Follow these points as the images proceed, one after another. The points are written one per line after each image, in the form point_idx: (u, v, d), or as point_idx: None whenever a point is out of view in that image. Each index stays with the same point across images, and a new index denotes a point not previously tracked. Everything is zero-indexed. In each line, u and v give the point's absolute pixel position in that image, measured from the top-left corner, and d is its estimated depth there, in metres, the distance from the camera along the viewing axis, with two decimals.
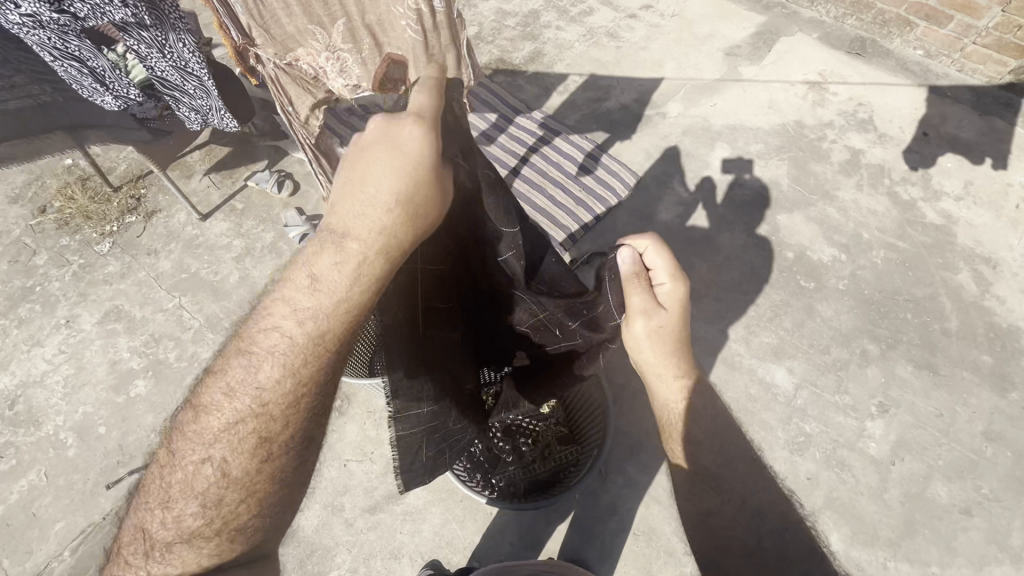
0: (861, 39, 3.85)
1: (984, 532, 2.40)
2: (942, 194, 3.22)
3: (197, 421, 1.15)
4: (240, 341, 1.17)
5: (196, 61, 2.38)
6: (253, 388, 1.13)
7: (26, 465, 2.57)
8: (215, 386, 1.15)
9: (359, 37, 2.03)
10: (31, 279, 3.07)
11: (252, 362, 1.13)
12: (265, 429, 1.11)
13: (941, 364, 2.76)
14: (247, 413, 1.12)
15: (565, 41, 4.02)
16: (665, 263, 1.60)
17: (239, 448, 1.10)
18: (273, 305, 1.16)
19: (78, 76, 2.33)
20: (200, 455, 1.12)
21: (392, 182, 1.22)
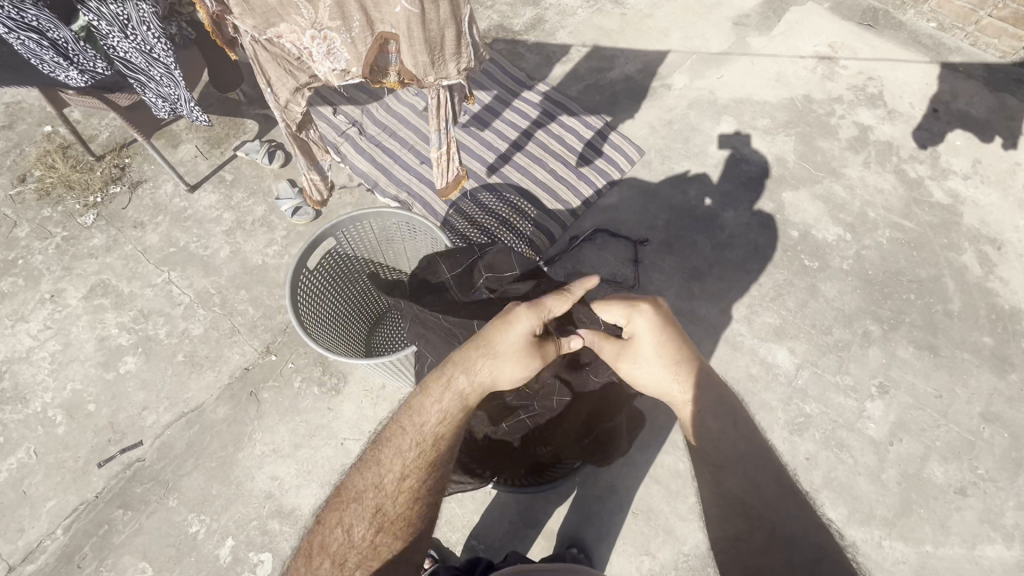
0: (873, 9, 3.72)
1: (978, 512, 2.43)
2: (950, 173, 3.15)
3: (366, 482, 1.43)
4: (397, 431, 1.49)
5: (161, 42, 2.22)
6: (400, 474, 1.43)
7: (14, 442, 2.52)
8: (384, 458, 1.45)
9: (349, 13, 1.83)
10: (12, 252, 2.95)
11: (406, 450, 1.45)
12: (411, 504, 1.40)
13: (942, 345, 2.74)
14: (397, 494, 1.41)
15: (567, 7, 3.85)
16: (616, 310, 1.63)
17: (393, 524, 1.38)
18: (417, 413, 1.51)
19: (36, 50, 2.11)
20: (365, 510, 1.39)
21: (507, 359, 1.57)
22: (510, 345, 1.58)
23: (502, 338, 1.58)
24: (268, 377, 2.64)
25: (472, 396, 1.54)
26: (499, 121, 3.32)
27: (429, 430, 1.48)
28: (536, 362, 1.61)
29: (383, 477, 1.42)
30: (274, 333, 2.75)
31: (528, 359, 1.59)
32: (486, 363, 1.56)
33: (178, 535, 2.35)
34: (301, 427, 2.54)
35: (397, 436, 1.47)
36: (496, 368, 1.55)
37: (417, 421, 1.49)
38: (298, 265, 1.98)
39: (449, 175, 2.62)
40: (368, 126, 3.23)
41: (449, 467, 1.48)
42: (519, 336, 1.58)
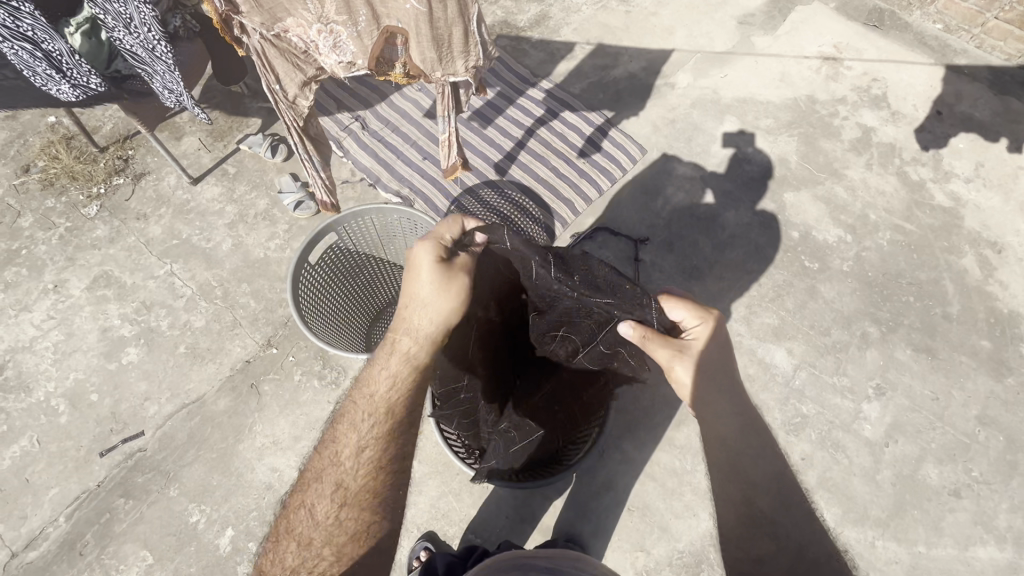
0: (879, 10, 3.70)
1: (972, 514, 2.44)
2: (952, 176, 3.15)
3: (328, 458, 1.52)
4: (351, 405, 1.58)
5: (161, 43, 2.18)
6: (359, 445, 1.50)
7: (17, 431, 2.54)
8: (343, 434, 1.54)
9: (356, 9, 1.84)
10: (16, 242, 2.97)
11: (360, 419, 1.54)
12: (374, 464, 1.48)
13: (940, 348, 2.75)
14: (355, 462, 1.48)
15: (572, 4, 3.84)
16: (688, 311, 1.72)
17: (357, 495, 1.44)
18: (369, 382, 1.59)
19: (30, 62, 2.18)
20: (331, 482, 1.47)
21: (432, 302, 1.64)
22: (434, 291, 1.64)
23: (419, 287, 1.65)
24: (268, 370, 2.66)
25: (413, 350, 1.61)
26: (502, 117, 3.32)
27: (379, 397, 1.55)
28: (459, 288, 1.65)
29: (340, 452, 1.51)
30: (276, 326, 2.76)
31: (455, 299, 1.65)
32: (418, 314, 1.64)
33: (178, 524, 2.38)
34: (301, 419, 2.56)
35: (347, 414, 1.57)
36: (425, 319, 1.62)
37: (366, 392, 1.57)
38: (299, 259, 1.99)
39: (451, 158, 2.64)
40: (371, 121, 3.23)
41: (406, 424, 1.54)
42: (436, 278, 1.64)
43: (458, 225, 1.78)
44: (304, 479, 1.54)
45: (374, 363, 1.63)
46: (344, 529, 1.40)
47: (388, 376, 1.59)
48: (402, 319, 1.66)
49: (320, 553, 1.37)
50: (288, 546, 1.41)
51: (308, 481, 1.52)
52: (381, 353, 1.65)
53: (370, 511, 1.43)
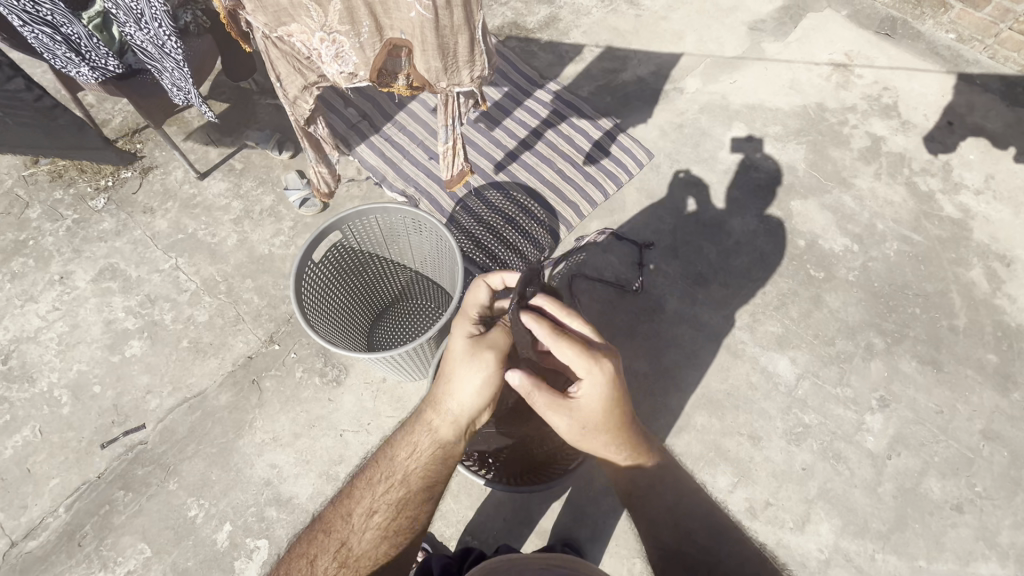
0: (892, 18, 3.68)
1: (974, 529, 2.42)
2: (962, 187, 3.12)
3: (341, 517, 1.54)
4: (377, 467, 1.60)
5: (172, 39, 2.17)
6: (370, 510, 1.53)
7: (20, 421, 2.56)
8: (360, 494, 1.55)
9: (359, 19, 1.83)
10: (24, 232, 2.99)
11: (381, 486, 1.56)
12: (385, 534, 1.50)
13: (946, 360, 2.73)
14: (364, 527, 1.51)
15: (582, 6, 3.83)
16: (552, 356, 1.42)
17: (357, 560, 1.47)
18: (396, 448, 1.60)
19: (50, 45, 2.20)
20: (339, 543, 1.49)
21: (462, 380, 1.57)
22: (467, 368, 1.56)
23: (452, 362, 1.60)
24: (270, 366, 2.67)
25: (442, 428, 1.57)
26: (510, 118, 3.33)
27: (398, 469, 1.56)
28: (493, 366, 1.56)
29: (357, 507, 1.54)
30: (279, 322, 2.77)
31: (491, 375, 1.56)
32: (453, 393, 1.57)
33: (177, 519, 2.39)
34: (301, 416, 2.57)
35: (370, 472, 1.59)
36: (458, 402, 1.56)
37: (389, 460, 1.58)
38: (303, 258, 1.99)
39: (454, 168, 2.62)
40: (378, 120, 3.24)
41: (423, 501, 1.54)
42: (469, 353, 1.57)
43: (484, 289, 1.73)
44: (314, 525, 1.56)
45: (403, 430, 1.62)
46: None
47: (413, 449, 1.58)
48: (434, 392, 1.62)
49: None
50: None
51: (318, 531, 1.53)
52: (410, 423, 1.62)
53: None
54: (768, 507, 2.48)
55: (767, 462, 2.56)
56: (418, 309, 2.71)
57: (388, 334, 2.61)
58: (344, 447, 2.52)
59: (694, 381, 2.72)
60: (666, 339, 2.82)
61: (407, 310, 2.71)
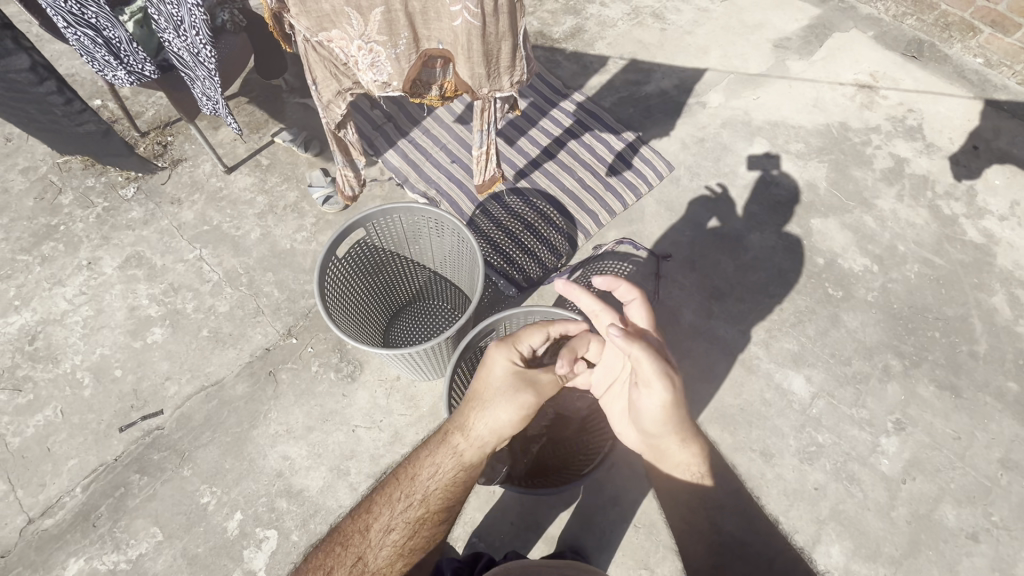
0: (918, 41, 3.67)
1: (989, 560, 2.37)
2: (986, 212, 3.09)
3: (359, 528, 1.51)
4: (402, 475, 1.59)
5: (206, 49, 2.23)
6: (388, 524, 1.52)
7: (43, 400, 2.62)
8: (383, 507, 1.53)
9: (398, 31, 1.89)
10: (56, 218, 3.08)
11: (404, 501, 1.54)
12: (401, 552, 1.49)
13: (965, 386, 2.69)
14: (383, 542, 1.50)
15: (608, 18, 3.87)
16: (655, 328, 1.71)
17: None
18: (421, 462, 1.60)
19: (90, 47, 2.27)
20: (355, 556, 1.47)
21: (501, 408, 1.61)
22: (504, 398, 1.62)
23: (489, 388, 1.66)
24: (287, 359, 2.70)
25: (467, 452, 1.60)
26: (534, 127, 3.37)
27: (421, 488, 1.56)
28: (528, 402, 1.63)
29: (373, 526, 1.51)
30: (297, 316, 2.81)
31: (526, 413, 1.63)
32: (482, 420, 1.61)
33: (189, 505, 2.42)
34: (315, 410, 2.60)
35: (388, 489, 1.57)
36: (489, 426, 1.59)
37: (412, 473, 1.58)
38: (329, 251, 2.03)
39: (486, 174, 2.65)
40: (404, 123, 3.30)
41: (442, 524, 1.55)
42: (510, 384, 1.65)
43: (540, 335, 1.80)
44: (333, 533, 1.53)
45: (430, 446, 1.62)
46: None
47: (437, 470, 1.58)
48: (466, 412, 1.64)
49: None
50: None
51: (338, 538, 1.51)
52: (436, 441, 1.63)
53: None
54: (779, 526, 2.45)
55: (778, 480, 2.53)
56: (435, 310, 2.74)
57: (404, 332, 2.63)
58: (356, 442, 2.54)
59: (708, 394, 2.71)
60: (681, 352, 2.82)
61: (424, 311, 2.73)
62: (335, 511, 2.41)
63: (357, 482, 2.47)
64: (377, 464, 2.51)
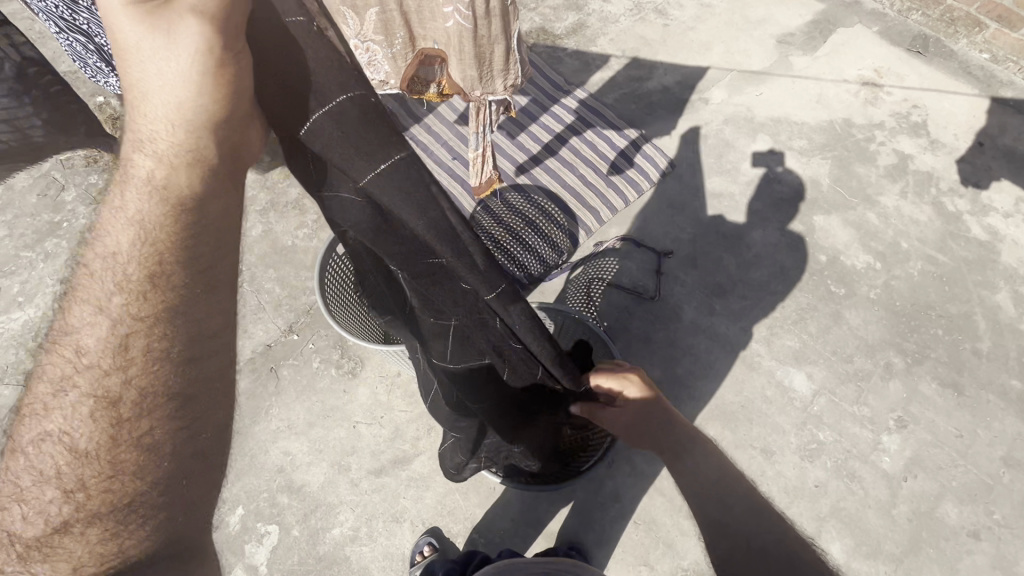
0: (924, 36, 3.63)
1: (991, 558, 2.36)
2: (991, 209, 3.07)
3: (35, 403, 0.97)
4: (75, 285, 1.04)
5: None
6: (87, 368, 0.99)
7: None
8: (59, 351, 1.01)
9: (394, 31, 1.90)
10: (59, 215, 3.09)
11: (93, 314, 1.01)
12: (134, 364, 0.99)
13: (967, 384, 2.68)
14: (93, 393, 0.98)
15: (610, 14, 3.85)
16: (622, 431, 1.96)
17: (107, 442, 0.95)
18: (92, 238, 1.06)
19: (83, 54, 2.28)
20: (48, 429, 0.96)
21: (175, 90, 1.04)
22: (149, 58, 1.03)
23: (138, 73, 1.05)
24: (288, 355, 2.71)
25: (154, 173, 1.06)
26: (535, 123, 3.36)
27: (108, 260, 1.03)
28: (190, 42, 1.02)
29: (76, 363, 1.00)
30: (298, 313, 2.82)
31: (203, 65, 1.04)
32: (143, 118, 1.07)
33: None
34: (316, 406, 2.61)
35: (64, 318, 1.03)
36: (153, 115, 1.05)
37: (87, 267, 1.04)
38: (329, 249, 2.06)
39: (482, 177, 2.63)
40: (404, 119, 3.30)
41: (181, 271, 1.05)
42: (147, 32, 1.02)
43: None
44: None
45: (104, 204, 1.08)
46: (88, 498, 0.92)
47: (116, 230, 1.05)
48: (129, 131, 1.08)
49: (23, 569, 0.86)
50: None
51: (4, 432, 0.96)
52: (105, 200, 1.08)
53: (131, 444, 0.95)
54: None
55: (778, 477, 2.53)
56: None
57: None
58: (356, 438, 2.55)
59: (708, 392, 2.70)
60: (681, 349, 2.81)
61: None
62: (336, 506, 2.42)
63: (358, 478, 2.48)
64: (377, 460, 2.51)
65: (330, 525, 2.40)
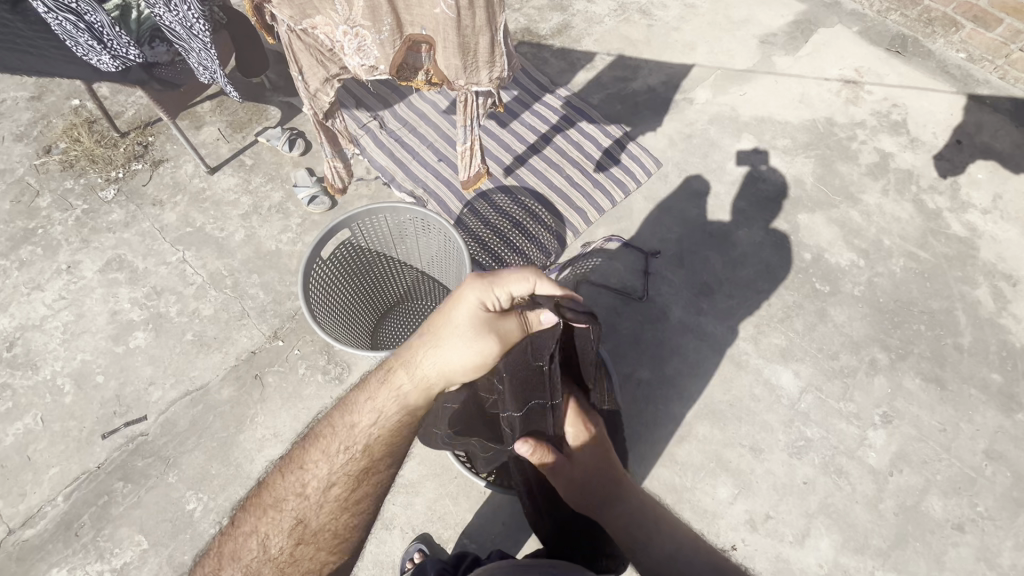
0: (902, 36, 3.68)
1: (974, 549, 2.40)
2: (970, 206, 3.12)
3: (303, 465, 1.43)
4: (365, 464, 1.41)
5: (200, 21, 2.21)
6: (327, 481, 1.40)
7: (22, 408, 2.56)
8: (335, 442, 1.43)
9: (381, 17, 1.86)
10: (33, 221, 3.01)
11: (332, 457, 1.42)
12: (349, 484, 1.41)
13: (950, 378, 2.72)
14: (324, 501, 1.39)
15: (594, 15, 3.85)
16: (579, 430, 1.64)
17: (320, 514, 1.38)
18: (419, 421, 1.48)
19: (74, 32, 2.29)
20: (316, 481, 1.40)
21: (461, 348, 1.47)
22: (460, 339, 1.47)
23: (455, 313, 1.49)
24: (273, 362, 2.67)
25: (409, 390, 1.45)
26: (519, 121, 3.35)
27: (359, 436, 1.42)
28: (491, 350, 1.47)
29: (307, 486, 1.40)
30: (283, 319, 2.77)
31: (482, 360, 1.48)
32: (429, 355, 1.48)
33: (175, 511, 2.38)
34: (303, 413, 2.57)
35: (323, 440, 1.45)
36: (439, 362, 1.46)
37: (348, 421, 1.44)
38: (313, 253, 1.99)
39: (471, 170, 2.69)
40: (389, 121, 3.27)
41: (382, 471, 1.43)
42: (473, 328, 1.47)
43: (529, 282, 1.52)
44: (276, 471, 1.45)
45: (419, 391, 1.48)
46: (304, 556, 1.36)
47: (370, 419, 1.44)
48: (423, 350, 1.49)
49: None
50: (248, 543, 1.37)
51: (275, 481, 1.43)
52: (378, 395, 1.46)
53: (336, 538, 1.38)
54: (768, 520, 2.46)
55: (767, 474, 2.54)
56: (423, 310, 2.65)
57: (391, 335, 2.53)
58: None
59: (697, 390, 2.71)
60: (669, 349, 2.82)
61: (412, 310, 2.66)
62: None
63: None
64: None
65: None
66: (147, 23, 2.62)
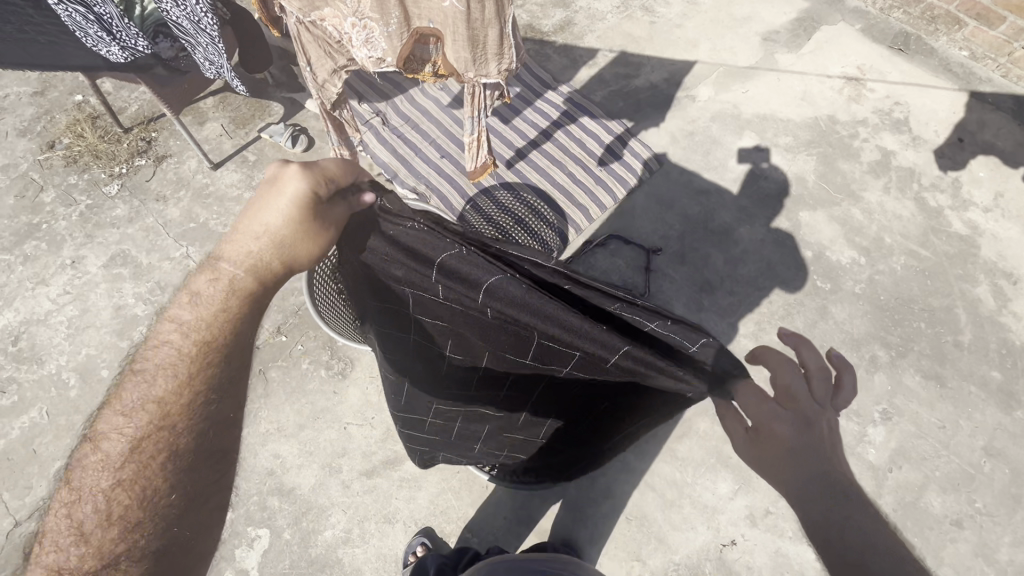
0: (905, 34, 3.68)
1: (972, 545, 2.42)
2: (971, 204, 3.13)
3: (128, 386, 1.16)
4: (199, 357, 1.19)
5: (208, 16, 2.22)
6: (151, 394, 1.15)
7: (27, 402, 2.58)
8: (149, 361, 1.17)
9: (389, 10, 1.88)
10: (38, 216, 3.02)
11: (155, 367, 1.17)
12: (176, 399, 1.16)
13: (950, 376, 2.73)
14: (154, 418, 1.14)
15: (597, 11, 3.85)
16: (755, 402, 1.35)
17: (153, 433, 1.13)
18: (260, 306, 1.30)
19: (83, 23, 2.29)
20: (138, 402, 1.14)
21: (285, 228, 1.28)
22: (281, 222, 1.28)
23: (263, 203, 1.28)
24: (276, 357, 2.68)
25: (239, 273, 1.26)
26: (521, 118, 3.35)
27: (192, 327, 1.20)
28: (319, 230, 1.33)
29: (133, 408, 1.14)
30: (286, 314, 2.78)
31: (313, 239, 1.32)
32: (250, 228, 1.27)
33: None
34: (306, 408, 2.59)
35: (141, 355, 1.19)
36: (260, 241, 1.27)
37: (174, 322, 1.20)
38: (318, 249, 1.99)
39: (478, 162, 2.72)
40: (391, 117, 3.27)
41: (222, 363, 1.21)
42: (294, 210, 1.28)
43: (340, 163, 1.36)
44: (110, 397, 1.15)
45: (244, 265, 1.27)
46: (144, 492, 1.10)
47: (206, 301, 1.23)
48: (241, 232, 1.28)
49: (88, 532, 1.06)
50: (77, 501, 1.08)
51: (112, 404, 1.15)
52: (201, 282, 1.25)
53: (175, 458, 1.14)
54: (768, 516, 2.48)
55: None
56: None
57: None
58: (347, 440, 2.53)
59: None
60: None
61: None
62: (327, 508, 2.40)
63: (350, 480, 2.46)
64: (369, 461, 2.50)
65: (321, 527, 2.39)
66: (151, 18, 2.61)
